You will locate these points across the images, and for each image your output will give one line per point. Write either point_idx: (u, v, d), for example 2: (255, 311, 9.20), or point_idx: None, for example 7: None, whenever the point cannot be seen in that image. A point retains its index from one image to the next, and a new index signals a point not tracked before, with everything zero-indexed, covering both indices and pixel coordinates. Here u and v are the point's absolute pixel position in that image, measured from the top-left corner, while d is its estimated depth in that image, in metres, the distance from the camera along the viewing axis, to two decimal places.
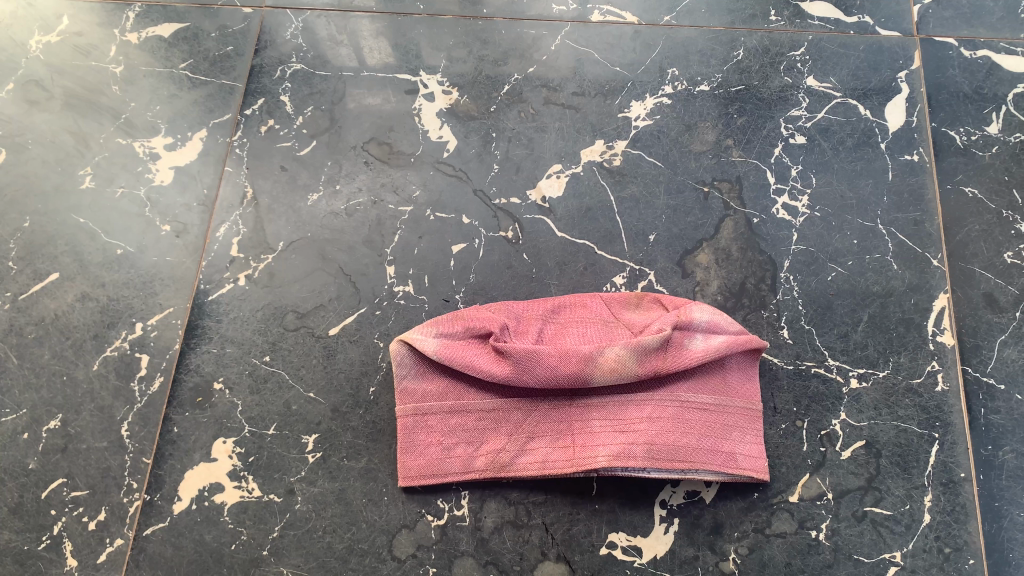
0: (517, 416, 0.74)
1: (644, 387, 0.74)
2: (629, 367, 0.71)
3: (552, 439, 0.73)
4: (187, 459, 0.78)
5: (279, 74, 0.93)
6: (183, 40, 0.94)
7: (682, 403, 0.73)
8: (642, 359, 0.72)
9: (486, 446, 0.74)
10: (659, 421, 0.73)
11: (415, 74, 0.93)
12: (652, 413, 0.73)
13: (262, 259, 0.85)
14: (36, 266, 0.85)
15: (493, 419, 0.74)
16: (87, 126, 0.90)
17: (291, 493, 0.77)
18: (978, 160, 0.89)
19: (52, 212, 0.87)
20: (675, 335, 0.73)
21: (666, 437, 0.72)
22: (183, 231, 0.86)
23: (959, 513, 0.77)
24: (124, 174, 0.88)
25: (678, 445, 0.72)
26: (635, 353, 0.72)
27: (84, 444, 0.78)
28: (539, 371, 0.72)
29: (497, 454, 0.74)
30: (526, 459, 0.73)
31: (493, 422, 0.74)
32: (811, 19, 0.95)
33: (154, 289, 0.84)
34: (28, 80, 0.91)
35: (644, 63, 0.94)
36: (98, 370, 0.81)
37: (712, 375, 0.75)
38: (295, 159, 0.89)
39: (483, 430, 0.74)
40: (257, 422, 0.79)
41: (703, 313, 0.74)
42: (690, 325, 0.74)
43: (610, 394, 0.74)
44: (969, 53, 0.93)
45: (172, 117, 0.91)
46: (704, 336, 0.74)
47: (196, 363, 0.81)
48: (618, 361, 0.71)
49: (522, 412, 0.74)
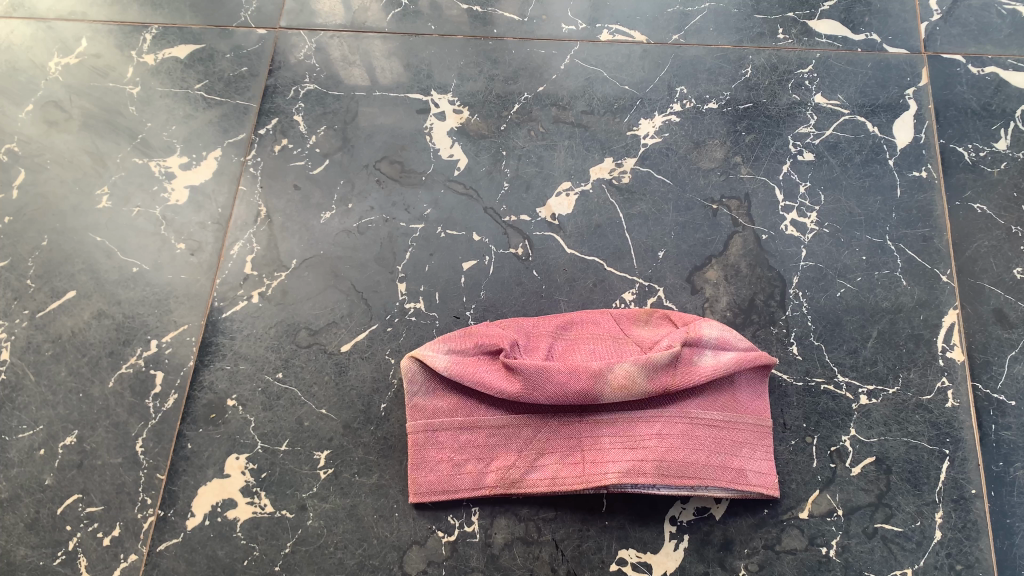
0: (526, 433, 0.74)
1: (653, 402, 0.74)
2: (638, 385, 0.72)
3: (559, 454, 0.74)
4: (201, 475, 0.79)
5: (293, 94, 0.94)
6: (198, 61, 0.96)
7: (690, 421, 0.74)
8: (650, 377, 0.72)
9: (494, 465, 0.74)
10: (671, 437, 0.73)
11: (427, 94, 0.94)
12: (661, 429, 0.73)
13: (274, 277, 0.86)
14: (54, 285, 0.86)
15: (503, 435, 0.75)
16: (104, 146, 0.92)
17: (303, 508, 0.78)
18: (986, 176, 0.89)
19: (69, 231, 0.88)
20: (684, 351, 0.74)
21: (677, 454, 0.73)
22: (198, 250, 0.87)
23: (970, 530, 0.77)
24: (140, 193, 0.90)
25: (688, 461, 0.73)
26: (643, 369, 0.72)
27: (99, 460, 0.79)
28: (547, 389, 0.72)
29: (507, 468, 0.74)
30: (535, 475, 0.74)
31: (505, 438, 0.75)
32: (819, 37, 0.96)
33: (169, 306, 0.85)
34: (47, 101, 0.93)
35: (653, 81, 0.94)
36: (114, 387, 0.82)
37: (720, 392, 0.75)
38: (308, 178, 0.90)
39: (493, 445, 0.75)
40: (269, 438, 0.80)
41: (712, 330, 0.75)
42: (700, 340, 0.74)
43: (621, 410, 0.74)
44: (977, 69, 0.94)
45: (188, 136, 0.92)
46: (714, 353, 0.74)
47: (210, 379, 0.82)
48: (627, 378, 0.72)
49: (532, 428, 0.75)
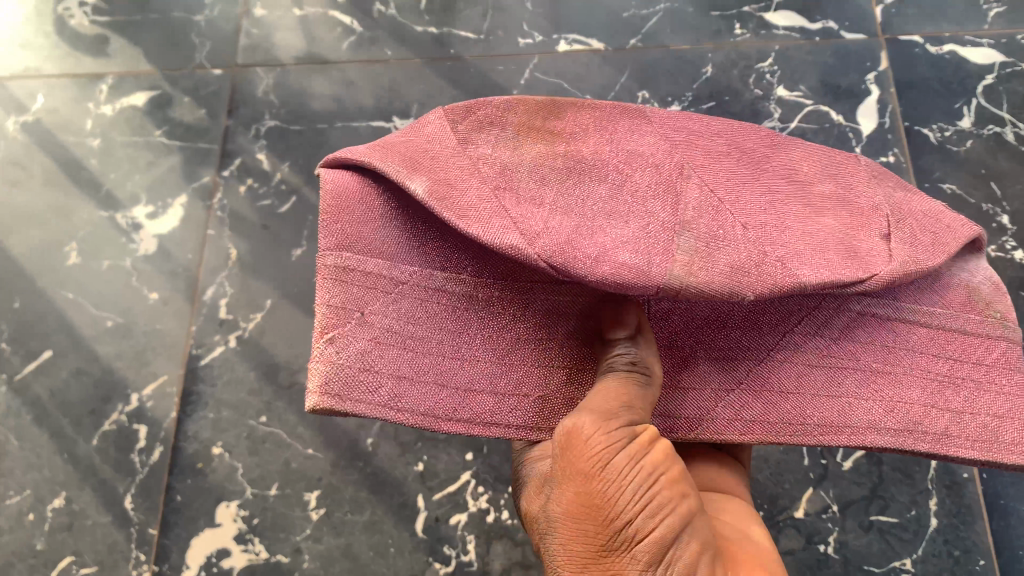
0: (414, 273, 0.48)
1: (685, 260, 0.42)
2: (723, 191, 0.48)
3: (525, 235, 0.43)
4: (192, 526, 0.78)
5: (254, 132, 0.94)
6: (157, 107, 0.95)
7: (871, 340, 0.50)
8: (744, 181, 0.49)
9: (325, 188, 0.49)
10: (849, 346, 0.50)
11: (389, 120, 0.93)
12: (786, 334, 0.50)
13: (250, 319, 0.86)
14: (29, 346, 0.85)
15: (381, 279, 0.48)
16: (69, 201, 0.91)
17: (297, 551, 0.77)
18: (953, 156, 0.89)
19: (40, 290, 0.87)
20: (875, 249, 0.48)
21: (826, 386, 0.49)
22: (171, 298, 0.87)
23: (965, 514, 0.76)
24: (109, 246, 0.89)
25: (823, 402, 0.49)
26: (756, 192, 0.49)
27: (89, 520, 0.79)
28: (508, 197, 0.45)
29: (469, 387, 0.48)
30: (521, 416, 0.49)
31: (410, 300, 0.48)
32: (776, 29, 0.96)
33: (147, 358, 0.84)
34: (9, 160, 0.93)
35: (615, 87, 0.94)
36: (98, 445, 0.81)
37: (984, 459, 0.49)
38: (276, 216, 0.90)
39: (407, 344, 0.48)
40: (257, 483, 0.79)
41: (953, 263, 0.54)
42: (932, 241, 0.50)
43: (630, 225, 0.45)
44: (935, 49, 0.94)
45: (152, 185, 0.91)
46: (958, 310, 0.52)
47: (194, 429, 0.81)
48: (707, 166, 0.49)
49: (476, 283, 0.49)
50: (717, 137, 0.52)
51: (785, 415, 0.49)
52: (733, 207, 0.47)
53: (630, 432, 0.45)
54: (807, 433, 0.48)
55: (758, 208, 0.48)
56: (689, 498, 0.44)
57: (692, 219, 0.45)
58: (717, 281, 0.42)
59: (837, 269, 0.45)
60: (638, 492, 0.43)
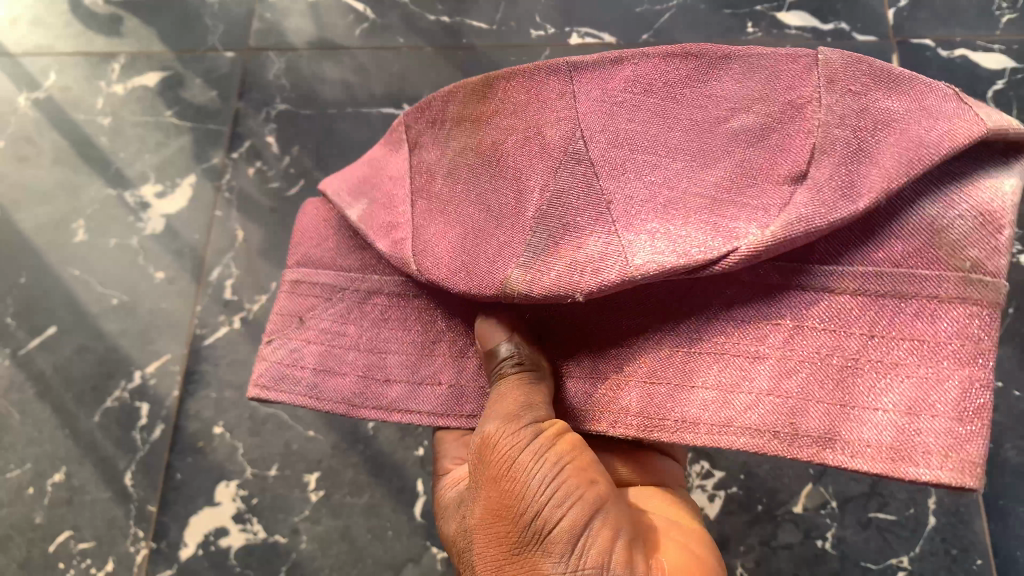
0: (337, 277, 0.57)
1: (540, 265, 0.45)
2: (620, 153, 0.46)
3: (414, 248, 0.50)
4: (192, 505, 0.78)
5: (264, 116, 0.94)
6: (168, 88, 0.95)
7: (768, 313, 0.45)
8: (653, 142, 0.46)
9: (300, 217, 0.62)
10: (735, 322, 0.46)
11: (399, 107, 0.94)
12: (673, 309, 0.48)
13: (255, 301, 0.86)
14: (34, 322, 0.85)
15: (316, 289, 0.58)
16: (79, 179, 0.91)
17: (295, 532, 0.77)
18: None
19: (47, 266, 0.88)
20: (776, 204, 0.42)
21: (697, 370, 0.46)
22: (177, 278, 0.87)
23: (964, 514, 0.76)
24: (116, 225, 0.89)
25: (702, 389, 0.46)
26: (663, 152, 0.46)
27: (88, 496, 0.79)
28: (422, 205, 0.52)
29: (379, 377, 0.55)
30: (431, 400, 0.54)
31: (343, 305, 0.57)
32: (788, 29, 0.96)
33: (151, 336, 0.85)
34: (20, 137, 0.93)
35: None
36: (99, 421, 0.81)
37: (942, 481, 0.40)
38: (283, 199, 0.90)
39: (334, 341, 0.56)
40: (258, 464, 0.79)
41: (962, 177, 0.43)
42: (877, 164, 0.42)
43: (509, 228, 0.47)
44: (946, 53, 0.94)
45: (161, 165, 0.92)
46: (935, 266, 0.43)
47: (196, 408, 0.82)
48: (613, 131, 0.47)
49: (399, 286, 0.56)
50: (634, 88, 0.48)
51: (659, 403, 0.46)
52: (631, 174, 0.46)
53: (535, 427, 0.48)
54: (665, 427, 0.46)
55: (651, 170, 0.46)
56: (597, 483, 0.47)
57: (569, 206, 0.45)
58: (549, 286, 0.44)
59: (708, 238, 0.42)
60: (543, 483, 0.46)
